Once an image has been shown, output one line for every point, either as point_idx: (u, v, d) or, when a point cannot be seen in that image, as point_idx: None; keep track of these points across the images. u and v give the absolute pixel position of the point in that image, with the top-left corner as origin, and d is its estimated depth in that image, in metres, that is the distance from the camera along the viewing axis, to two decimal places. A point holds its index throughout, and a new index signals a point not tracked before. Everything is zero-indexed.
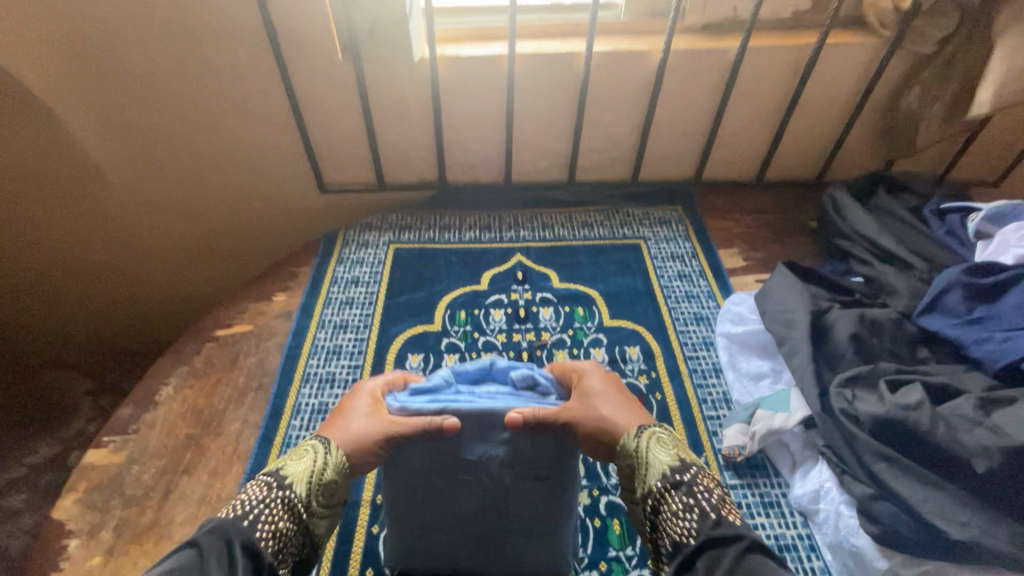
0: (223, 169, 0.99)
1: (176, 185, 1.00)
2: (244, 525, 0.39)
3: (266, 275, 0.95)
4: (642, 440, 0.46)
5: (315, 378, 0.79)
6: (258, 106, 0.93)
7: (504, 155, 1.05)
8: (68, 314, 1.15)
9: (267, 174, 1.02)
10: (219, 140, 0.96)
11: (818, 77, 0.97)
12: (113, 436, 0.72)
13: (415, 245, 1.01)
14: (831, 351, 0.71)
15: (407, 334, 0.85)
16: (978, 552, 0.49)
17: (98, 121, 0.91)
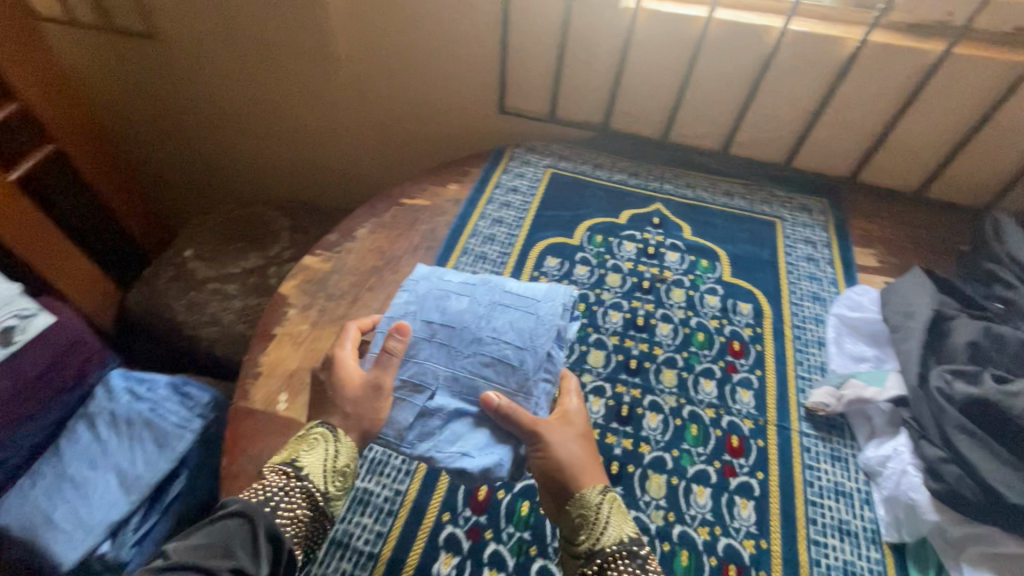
0: (432, 74, 1.19)
1: (392, 80, 1.21)
2: (268, 511, 0.55)
3: (445, 168, 1.14)
4: (605, 504, 0.58)
5: (472, 253, 0.96)
6: (475, 26, 1.09)
7: (670, 114, 1.14)
8: (282, 159, 1.45)
9: (463, 86, 1.19)
10: (436, 49, 1.14)
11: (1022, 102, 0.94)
12: (323, 251, 0.95)
13: (569, 174, 1.14)
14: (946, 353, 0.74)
15: (550, 241, 0.99)
16: None
17: (352, 14, 1.11)
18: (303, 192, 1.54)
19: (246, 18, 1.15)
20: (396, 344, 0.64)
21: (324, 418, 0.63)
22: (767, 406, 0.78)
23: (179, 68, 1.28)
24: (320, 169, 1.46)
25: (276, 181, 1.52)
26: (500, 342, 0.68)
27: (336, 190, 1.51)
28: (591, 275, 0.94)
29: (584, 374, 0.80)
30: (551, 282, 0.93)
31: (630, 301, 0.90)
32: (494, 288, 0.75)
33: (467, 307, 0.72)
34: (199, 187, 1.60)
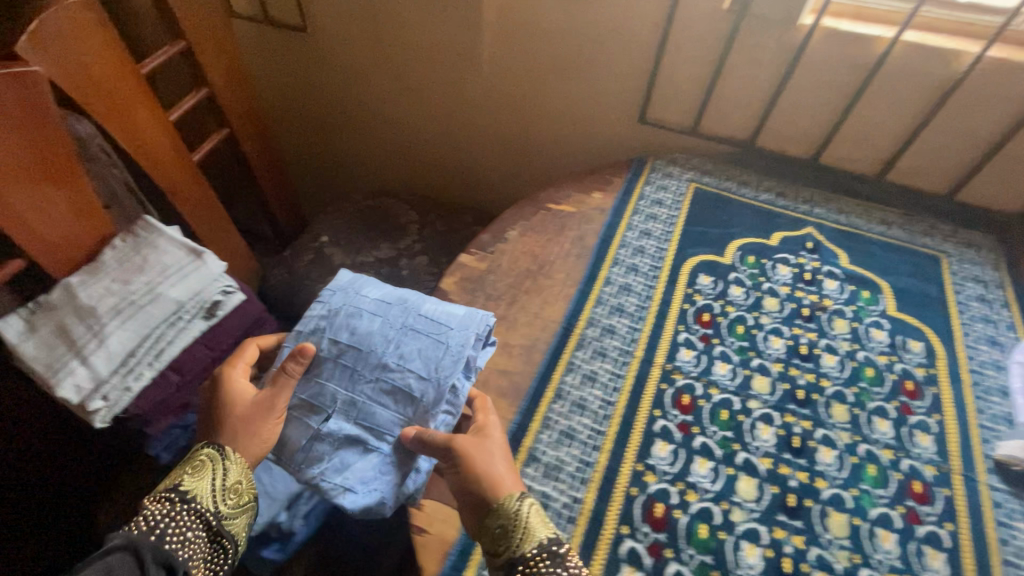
0: (578, 80, 1.19)
1: (537, 83, 1.22)
2: (155, 541, 0.59)
3: (587, 175, 1.14)
4: (523, 507, 0.61)
5: (623, 264, 0.96)
6: (634, 35, 1.09)
7: (825, 134, 1.11)
8: (408, 151, 1.50)
9: (608, 94, 1.20)
10: (588, 56, 1.14)
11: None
12: (477, 250, 0.97)
13: (713, 189, 1.12)
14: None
15: (701, 258, 0.98)
16: None
17: (510, 18, 1.13)
18: (427, 185, 1.58)
19: (404, 18, 1.19)
20: (299, 365, 0.70)
21: (210, 438, 0.68)
22: (950, 454, 0.74)
23: (327, 60, 1.33)
24: (447, 164, 1.49)
25: (402, 172, 1.57)
26: (403, 368, 0.72)
27: (457, 186, 1.54)
28: (747, 296, 0.92)
29: (751, 400, 0.78)
30: (706, 300, 0.91)
31: (790, 328, 0.88)
32: (362, 295, 0.80)
33: (379, 327, 0.76)
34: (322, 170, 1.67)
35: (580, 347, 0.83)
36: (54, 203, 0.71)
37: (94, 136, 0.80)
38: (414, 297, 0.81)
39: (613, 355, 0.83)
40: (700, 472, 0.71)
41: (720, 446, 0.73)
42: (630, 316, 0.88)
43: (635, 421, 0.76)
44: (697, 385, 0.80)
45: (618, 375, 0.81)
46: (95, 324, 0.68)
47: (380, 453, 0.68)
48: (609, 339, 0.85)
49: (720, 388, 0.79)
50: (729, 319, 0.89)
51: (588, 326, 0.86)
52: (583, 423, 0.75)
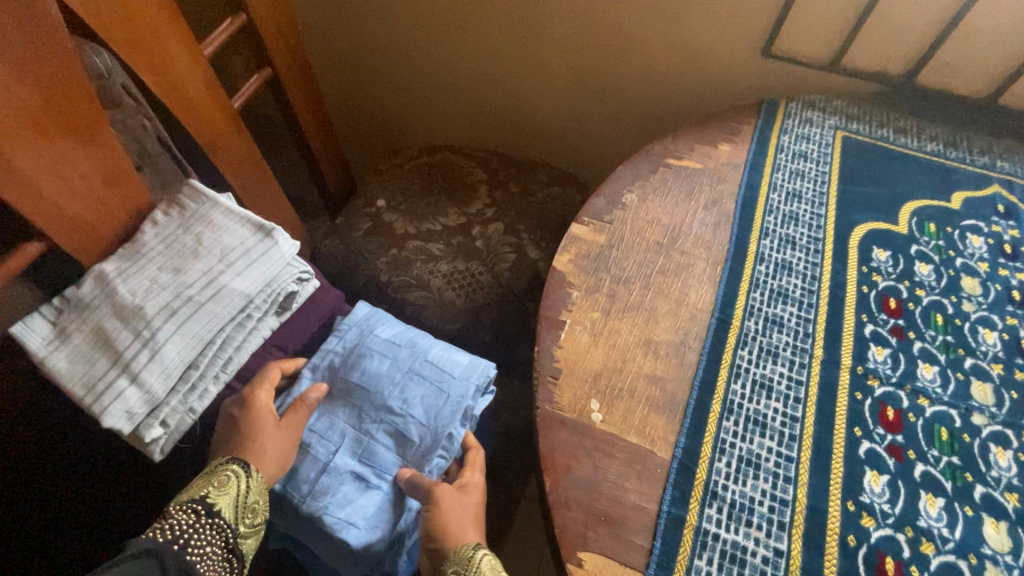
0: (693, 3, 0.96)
1: (638, 8, 1.00)
2: (177, 550, 0.49)
3: (707, 123, 0.93)
4: (478, 555, 0.55)
5: (775, 235, 0.77)
6: None
7: (1012, 66, 0.88)
8: (467, 95, 1.29)
9: (730, 20, 0.97)
10: None
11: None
12: (591, 219, 0.78)
13: (866, 138, 0.91)
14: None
15: (871, 226, 0.79)
16: None
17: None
18: (490, 134, 1.37)
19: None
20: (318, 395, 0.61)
21: (237, 453, 0.57)
22: None
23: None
24: (514, 110, 1.28)
25: (461, 120, 1.36)
26: (405, 415, 0.62)
27: (526, 136, 1.33)
28: (938, 276, 0.73)
29: (974, 414, 0.61)
30: (889, 281, 0.73)
31: (1002, 317, 0.70)
32: (371, 332, 0.69)
33: (386, 369, 0.65)
34: (363, 118, 1.47)
35: (744, 345, 0.66)
36: (80, 165, 0.54)
37: (117, 72, 0.62)
38: (423, 337, 0.71)
39: (788, 354, 0.65)
40: (931, 514, 0.55)
41: (948, 477, 0.57)
42: (797, 303, 0.70)
43: (833, 443, 0.59)
44: (901, 394, 0.63)
45: (798, 381, 0.63)
46: (146, 330, 0.51)
47: (381, 491, 0.60)
48: (777, 333, 0.67)
49: (931, 398, 0.62)
50: (922, 305, 0.70)
51: (748, 316, 0.68)
52: (766, 446, 0.58)
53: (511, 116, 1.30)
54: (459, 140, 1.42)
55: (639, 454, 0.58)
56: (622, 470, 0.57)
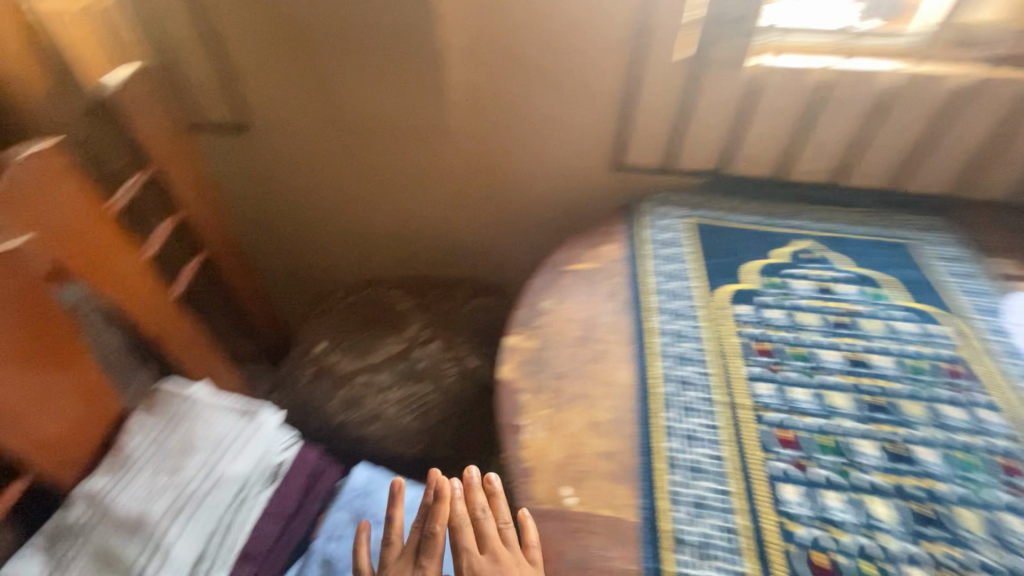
0: (551, 139, 1.24)
1: (512, 149, 1.27)
2: None
3: (590, 230, 1.16)
4: None
5: (665, 311, 0.97)
6: (596, 96, 1.18)
7: (785, 154, 1.22)
8: (387, 235, 1.46)
9: (582, 150, 1.26)
10: (561, 118, 1.21)
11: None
12: (521, 329, 0.93)
13: (707, 221, 1.18)
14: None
15: (729, 289, 1.02)
16: None
17: (478, 84, 1.17)
18: (419, 264, 1.52)
19: (354, 99, 1.19)
20: None
21: None
22: (1016, 422, 0.81)
23: (288, 154, 1.32)
24: (436, 236, 1.46)
25: (390, 256, 1.51)
26: None
27: (449, 258, 1.50)
28: (785, 317, 0.96)
29: (841, 419, 0.81)
30: (754, 329, 0.94)
31: (835, 338, 0.93)
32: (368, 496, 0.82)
33: None
34: (290, 264, 1.60)
35: (667, 408, 0.81)
36: (58, 397, 0.67)
37: (86, 303, 0.76)
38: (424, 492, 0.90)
39: (701, 407, 0.81)
40: (837, 506, 0.70)
41: (838, 474, 0.74)
42: (697, 363, 0.88)
43: (755, 470, 0.74)
44: (788, 418, 0.80)
45: (715, 426, 0.79)
46: (157, 538, 0.65)
47: None
48: (689, 391, 0.84)
49: (810, 414, 0.81)
50: (782, 342, 0.92)
51: (664, 383, 0.85)
52: (708, 487, 0.72)
53: (434, 244, 1.48)
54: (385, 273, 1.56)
55: (615, 524, 0.68)
56: (605, 542, 0.67)
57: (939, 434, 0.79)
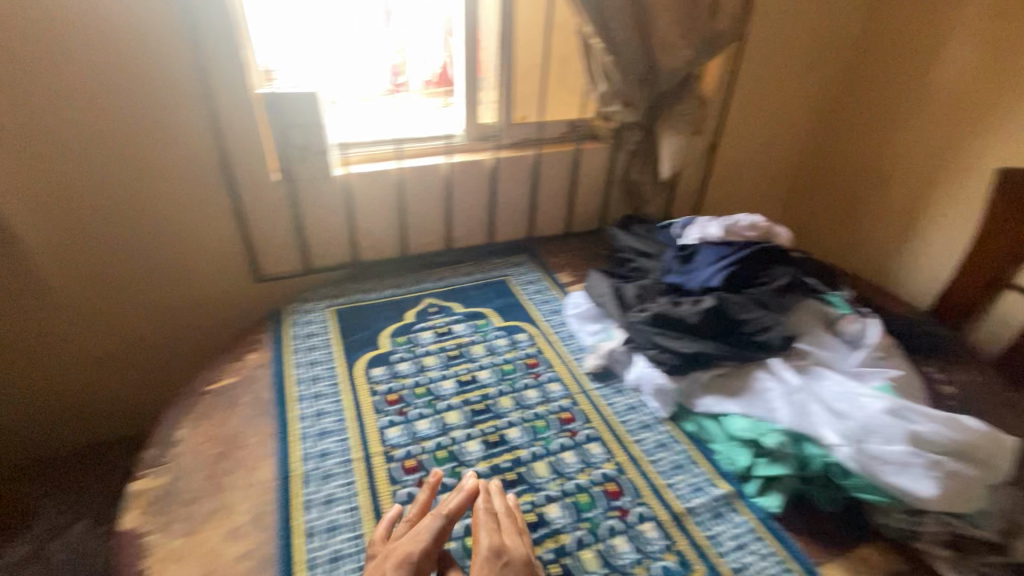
0: (180, 263, 1.33)
1: (145, 279, 1.32)
2: None
3: (234, 344, 1.21)
4: None
5: (308, 397, 1.07)
6: (204, 213, 1.29)
7: (400, 235, 1.50)
8: (27, 418, 1.42)
9: (217, 268, 1.36)
10: (180, 241, 1.30)
11: (583, 163, 1.66)
12: (150, 468, 0.90)
13: (348, 305, 1.35)
14: (656, 313, 1.09)
15: (366, 358, 1.18)
16: (691, 357, 1.03)
17: (74, 236, 1.21)
18: (78, 436, 1.51)
19: None
20: None
21: None
22: (570, 385, 1.14)
23: None
24: (87, 405, 1.47)
25: (38, 436, 1.46)
26: None
27: (109, 420, 1.52)
28: (413, 366, 1.17)
29: (454, 431, 1.01)
30: (387, 385, 1.11)
31: (451, 369, 1.16)
32: None
33: None
34: None
35: (307, 484, 0.89)
36: None
37: None
38: None
39: (339, 470, 0.92)
40: (450, 503, 0.87)
41: (451, 476, 0.92)
42: (336, 432, 0.99)
43: (385, 504, 0.87)
44: (413, 448, 0.97)
45: (351, 482, 0.90)
46: None
47: None
48: (328, 460, 0.94)
49: (429, 437, 0.99)
50: (409, 388, 1.10)
51: (304, 462, 0.93)
52: (344, 538, 0.81)
53: (86, 412, 1.48)
54: (40, 456, 1.50)
55: None
56: None
57: (522, 414, 1.05)
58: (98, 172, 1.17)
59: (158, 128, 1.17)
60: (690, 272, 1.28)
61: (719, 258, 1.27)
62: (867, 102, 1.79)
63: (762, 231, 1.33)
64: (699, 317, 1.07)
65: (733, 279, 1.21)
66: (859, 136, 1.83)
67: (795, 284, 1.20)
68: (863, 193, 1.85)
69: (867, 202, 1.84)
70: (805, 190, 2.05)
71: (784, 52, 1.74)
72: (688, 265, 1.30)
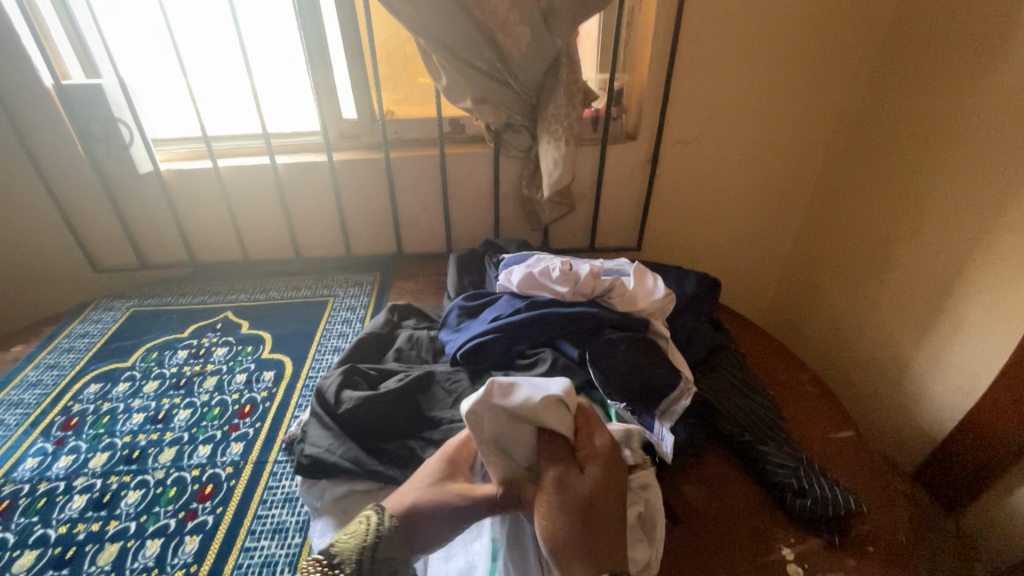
0: (18, 243, 1.33)
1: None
2: None
3: (17, 335, 1.25)
4: None
5: (7, 402, 1.05)
6: (25, 195, 1.27)
7: (237, 238, 1.39)
8: None
9: (52, 253, 1.35)
10: (8, 216, 1.29)
11: (458, 171, 1.35)
12: None
13: (149, 308, 1.31)
14: (318, 386, 0.82)
15: (98, 371, 1.12)
16: (310, 461, 0.73)
17: None
18: None
19: None
20: None
21: None
22: (251, 450, 0.93)
23: None
24: None
25: None
26: None
27: None
28: (129, 388, 1.07)
29: (77, 478, 0.89)
30: (83, 406, 1.03)
31: (159, 401, 1.04)
32: None
33: None
34: None
35: None
36: None
37: None
38: None
39: None
40: None
41: (18, 533, 0.81)
42: None
43: None
44: (23, 487, 0.88)
45: None
46: None
47: None
48: None
49: (48, 479, 0.89)
50: (96, 415, 1.01)
51: None
52: None
53: None
54: None
55: None
56: None
57: (160, 476, 0.88)
58: None
59: None
60: (457, 332, 0.95)
61: (494, 317, 0.92)
62: (902, 102, 1.16)
63: (578, 285, 0.94)
64: (356, 407, 0.76)
65: (478, 353, 0.86)
66: (887, 155, 1.20)
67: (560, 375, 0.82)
68: (882, 244, 1.22)
69: (885, 258, 1.21)
70: (816, 227, 1.44)
71: (759, 29, 1.20)
72: (465, 321, 0.97)
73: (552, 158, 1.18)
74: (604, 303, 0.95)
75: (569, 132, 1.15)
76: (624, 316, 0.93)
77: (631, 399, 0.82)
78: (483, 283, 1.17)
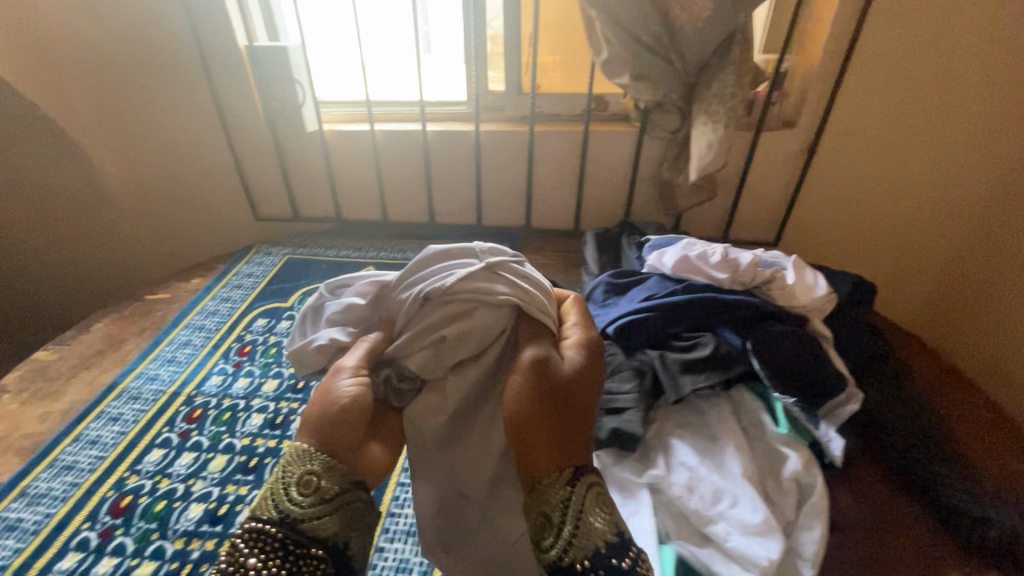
0: (197, 187, 1.49)
1: (172, 197, 1.50)
2: None
3: (193, 269, 1.41)
4: None
5: (192, 326, 1.19)
6: (209, 144, 1.42)
7: (380, 199, 1.48)
8: None
9: (223, 199, 1.51)
10: (194, 162, 1.45)
11: (598, 148, 1.34)
12: (57, 345, 1.15)
13: (302, 257, 1.42)
14: None
15: (264, 308, 1.24)
16: None
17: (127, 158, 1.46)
18: None
19: None
20: None
21: None
22: None
23: None
24: None
25: None
26: None
27: None
28: (291, 326, 1.18)
29: (255, 399, 1.00)
30: (253, 336, 1.16)
31: None
32: None
33: None
34: None
35: (117, 399, 1.01)
36: None
37: None
38: None
39: (146, 396, 1.02)
40: (182, 463, 0.89)
41: (211, 439, 0.93)
42: (177, 363, 1.09)
43: (144, 437, 0.94)
44: (212, 400, 1.00)
45: (142, 409, 0.99)
46: None
47: None
48: (149, 385, 1.04)
49: (231, 396, 1.01)
50: (265, 346, 1.13)
51: (134, 379, 1.06)
52: (90, 453, 0.91)
53: None
54: None
55: None
56: None
57: None
58: (129, 86, 1.34)
59: (162, 54, 1.30)
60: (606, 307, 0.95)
61: (646, 297, 0.91)
62: None
63: (738, 272, 0.91)
64: None
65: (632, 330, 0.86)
66: None
67: (721, 361, 0.80)
68: None
69: None
70: None
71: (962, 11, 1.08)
72: (612, 297, 0.97)
73: (706, 141, 1.14)
74: (762, 295, 0.91)
75: (730, 114, 1.10)
76: (784, 311, 0.88)
77: (794, 386, 0.78)
78: (621, 263, 1.16)
